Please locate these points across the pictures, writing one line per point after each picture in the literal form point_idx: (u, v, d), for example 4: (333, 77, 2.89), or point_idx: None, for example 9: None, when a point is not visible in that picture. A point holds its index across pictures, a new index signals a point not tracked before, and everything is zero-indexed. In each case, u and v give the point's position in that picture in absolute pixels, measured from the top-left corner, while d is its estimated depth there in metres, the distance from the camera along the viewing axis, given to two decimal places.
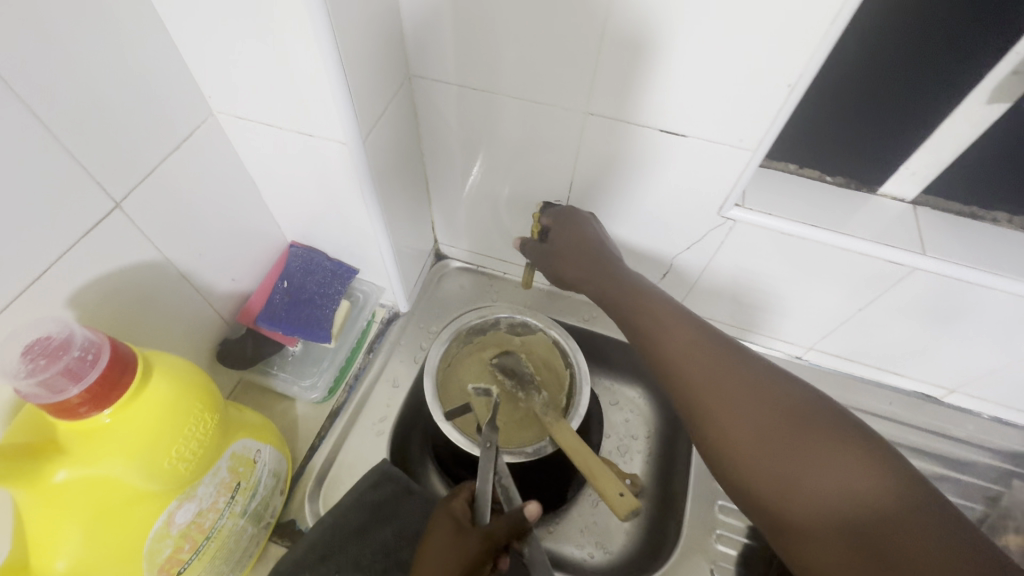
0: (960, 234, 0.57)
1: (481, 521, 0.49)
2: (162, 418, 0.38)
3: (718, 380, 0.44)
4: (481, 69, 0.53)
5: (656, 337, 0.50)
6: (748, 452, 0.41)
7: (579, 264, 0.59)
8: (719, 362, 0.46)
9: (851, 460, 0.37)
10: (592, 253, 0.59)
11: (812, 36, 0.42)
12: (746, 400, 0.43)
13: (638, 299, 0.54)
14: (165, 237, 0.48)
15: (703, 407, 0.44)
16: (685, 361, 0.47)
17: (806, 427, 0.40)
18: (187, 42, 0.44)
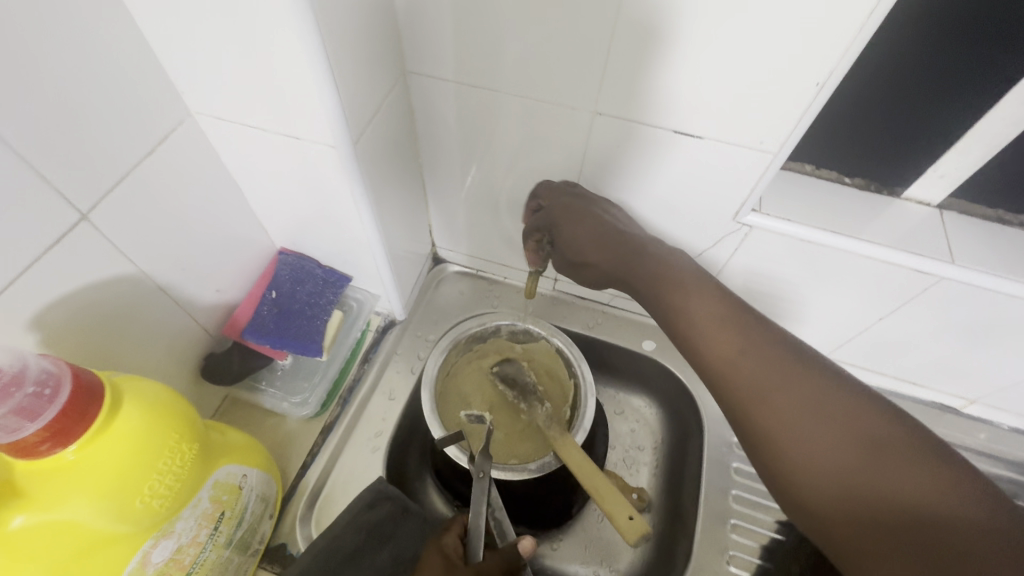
0: (991, 241, 0.54)
1: (473, 560, 0.47)
2: (133, 455, 0.34)
3: (770, 376, 0.41)
4: (482, 65, 0.49)
5: (696, 328, 0.46)
6: (808, 453, 0.38)
7: (590, 245, 0.52)
8: (771, 355, 0.42)
9: (908, 464, 0.35)
10: (605, 235, 0.52)
11: (846, 31, 0.38)
12: (803, 398, 0.39)
13: (667, 285, 0.49)
14: (140, 249, 0.44)
15: (755, 403, 0.41)
16: (720, 353, 0.44)
17: (868, 426, 0.37)
18: (160, 37, 0.40)
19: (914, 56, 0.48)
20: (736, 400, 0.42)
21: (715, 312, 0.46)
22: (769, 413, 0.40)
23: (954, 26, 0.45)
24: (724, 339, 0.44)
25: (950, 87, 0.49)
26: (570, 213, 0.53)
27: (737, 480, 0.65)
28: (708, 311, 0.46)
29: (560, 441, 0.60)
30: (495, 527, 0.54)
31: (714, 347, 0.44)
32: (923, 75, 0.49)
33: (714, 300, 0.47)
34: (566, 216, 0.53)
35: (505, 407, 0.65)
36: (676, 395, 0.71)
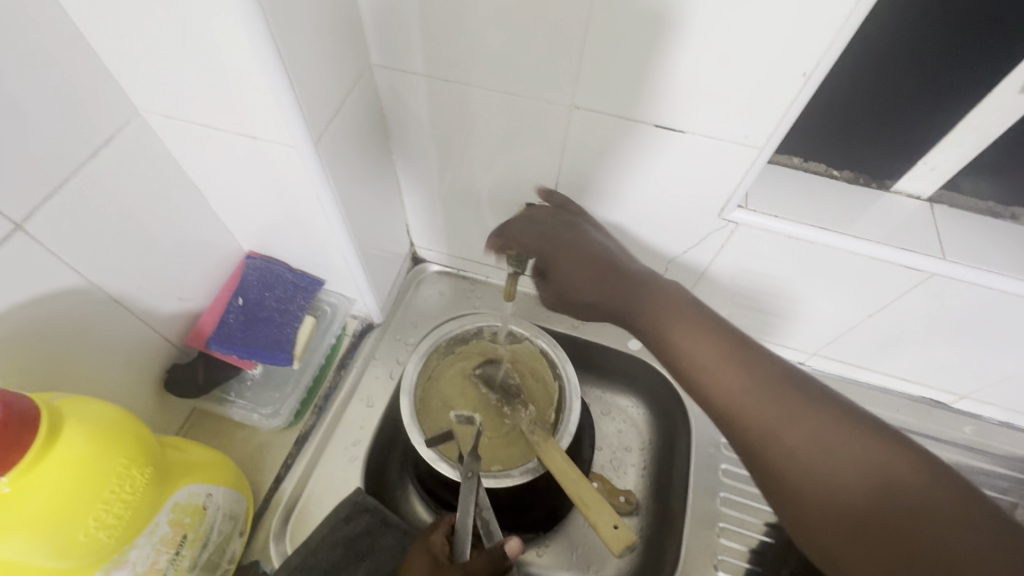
0: (980, 235, 0.52)
1: (460, 560, 0.47)
2: (74, 485, 0.32)
3: (782, 417, 0.39)
4: (452, 57, 0.46)
5: (698, 369, 0.44)
6: (821, 495, 0.36)
7: (578, 273, 0.50)
8: (780, 395, 0.40)
9: (905, 469, 0.35)
10: (601, 265, 0.50)
11: (832, 19, 0.36)
12: (799, 418, 0.39)
13: (666, 321, 0.47)
14: (87, 259, 0.42)
15: (761, 444, 0.39)
16: (718, 375, 0.43)
17: (879, 461, 0.36)
18: (96, 30, 0.36)
19: (905, 46, 0.46)
20: (747, 444, 0.40)
21: (717, 352, 0.43)
22: (780, 453, 0.38)
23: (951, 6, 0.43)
24: (733, 381, 0.42)
25: (947, 71, 0.46)
26: (557, 237, 0.52)
27: (726, 482, 0.64)
28: (709, 354, 0.44)
29: (544, 447, 0.57)
30: (483, 527, 0.52)
31: (720, 389, 0.42)
32: (917, 59, 0.46)
33: (714, 338, 0.44)
34: (551, 245, 0.52)
35: (492, 411, 0.62)
36: (663, 394, 0.70)
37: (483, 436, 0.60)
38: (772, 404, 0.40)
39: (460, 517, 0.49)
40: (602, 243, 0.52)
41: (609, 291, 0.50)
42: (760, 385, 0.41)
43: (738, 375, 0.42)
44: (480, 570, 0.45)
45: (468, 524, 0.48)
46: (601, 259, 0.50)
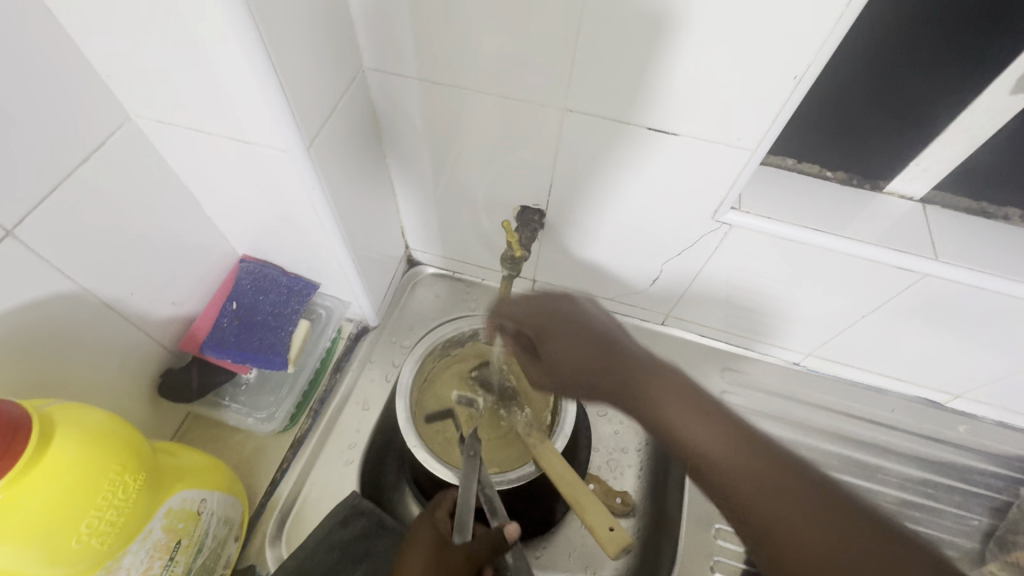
0: (972, 235, 0.52)
1: (461, 537, 0.49)
2: (66, 493, 0.32)
3: (767, 489, 0.34)
4: (444, 61, 0.46)
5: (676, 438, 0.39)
6: None
7: (575, 346, 0.46)
8: (754, 462, 0.35)
9: None
10: (599, 338, 0.46)
11: (822, 22, 0.36)
12: (809, 518, 0.32)
13: (666, 397, 0.40)
14: (79, 264, 0.41)
15: (761, 545, 0.33)
16: (720, 462, 0.36)
17: None
18: (87, 36, 0.36)
19: (896, 49, 0.46)
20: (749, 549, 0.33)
21: (693, 419, 0.39)
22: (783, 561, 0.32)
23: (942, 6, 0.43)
24: (714, 450, 0.37)
25: (939, 73, 0.46)
26: (542, 314, 0.49)
27: None
28: (690, 422, 0.39)
29: (540, 448, 0.58)
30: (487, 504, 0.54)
31: (696, 458, 0.37)
32: (912, 59, 0.46)
33: (721, 421, 0.38)
34: (552, 320, 0.48)
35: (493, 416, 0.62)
36: None
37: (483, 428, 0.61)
38: (752, 471, 0.35)
39: (463, 496, 0.52)
40: (601, 319, 0.48)
41: (602, 366, 0.45)
42: (741, 454, 0.36)
43: (712, 436, 0.37)
44: (483, 551, 0.49)
45: (471, 502, 0.51)
46: (586, 334, 0.47)
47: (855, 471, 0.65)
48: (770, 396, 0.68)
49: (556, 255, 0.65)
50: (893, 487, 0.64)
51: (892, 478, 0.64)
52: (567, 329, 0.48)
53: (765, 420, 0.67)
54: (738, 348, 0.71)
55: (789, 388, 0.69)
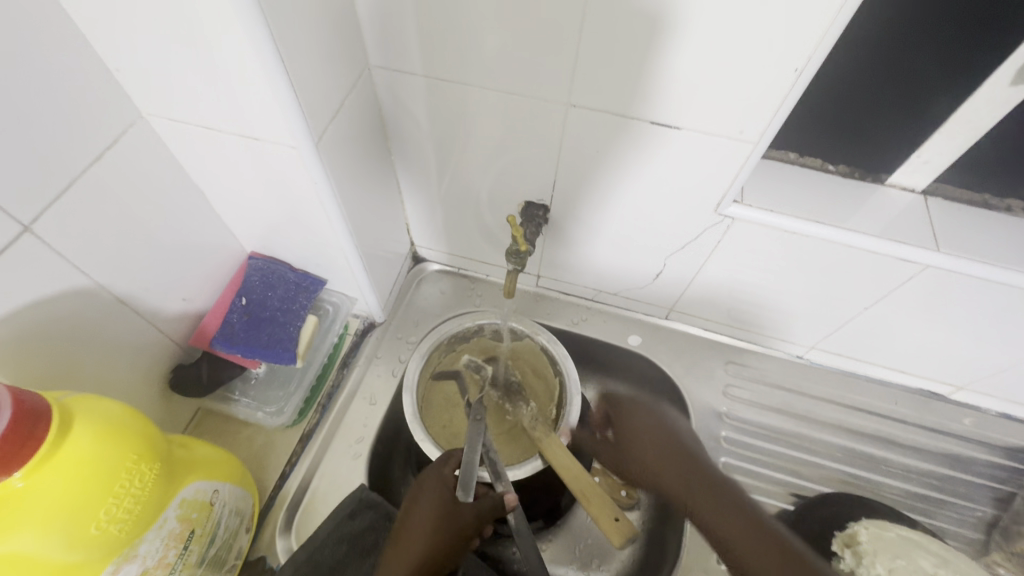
0: (974, 226, 0.53)
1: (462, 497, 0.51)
2: (83, 479, 0.33)
3: None
4: (450, 60, 0.47)
5: (724, 534, 0.49)
6: None
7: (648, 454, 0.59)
8: (776, 557, 0.45)
9: None
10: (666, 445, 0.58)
11: (822, 15, 0.36)
12: None
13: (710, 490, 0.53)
14: (93, 260, 0.42)
15: None
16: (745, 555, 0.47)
17: None
18: (101, 36, 0.37)
19: (896, 42, 0.46)
20: None
21: (735, 521, 0.49)
22: None
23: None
24: (738, 536, 0.48)
25: (945, 65, 0.46)
26: (637, 416, 0.62)
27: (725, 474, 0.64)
28: (729, 519, 0.50)
29: (546, 441, 0.58)
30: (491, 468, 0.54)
31: (736, 547, 0.48)
32: (917, 53, 0.46)
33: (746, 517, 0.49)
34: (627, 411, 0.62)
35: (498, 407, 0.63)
36: (663, 388, 0.70)
37: (489, 399, 0.63)
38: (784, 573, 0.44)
39: (467, 462, 0.52)
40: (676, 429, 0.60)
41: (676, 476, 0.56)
42: (772, 558, 0.45)
43: (740, 524, 0.49)
44: (484, 509, 0.52)
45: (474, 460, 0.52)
46: (672, 455, 0.58)
47: (859, 463, 0.65)
48: (774, 389, 0.69)
49: (559, 250, 0.66)
50: (897, 478, 0.64)
51: (896, 469, 0.65)
52: (654, 448, 0.59)
53: (769, 413, 0.67)
54: (741, 342, 0.71)
55: (793, 381, 0.69)
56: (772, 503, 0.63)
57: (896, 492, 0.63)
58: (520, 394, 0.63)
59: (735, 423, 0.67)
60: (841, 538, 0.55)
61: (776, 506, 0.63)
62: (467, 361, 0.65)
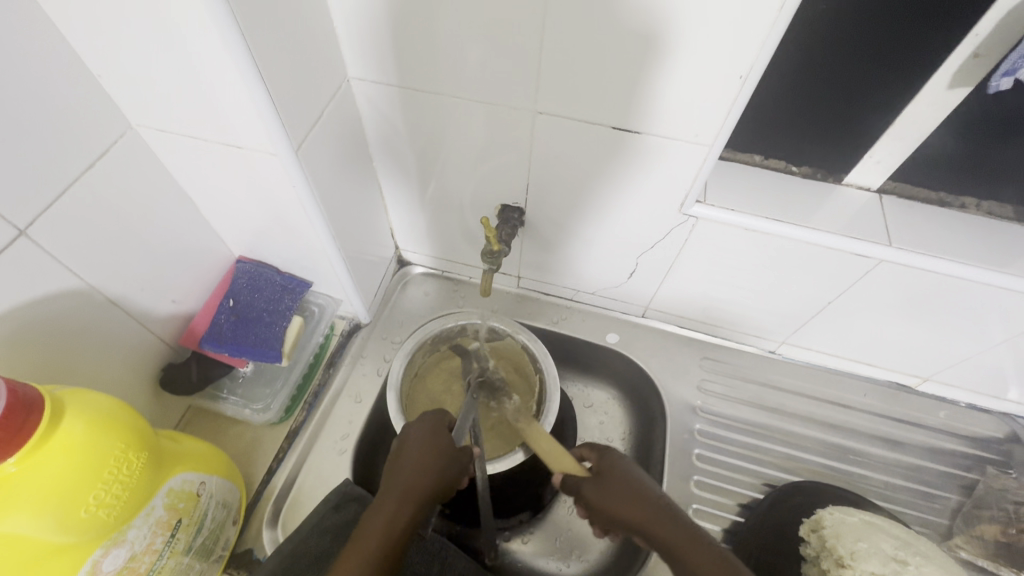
0: (926, 222, 0.55)
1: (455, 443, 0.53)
2: (76, 466, 0.35)
3: None
4: (424, 71, 0.50)
5: None
6: None
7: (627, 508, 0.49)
8: None
9: None
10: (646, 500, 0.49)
11: (761, 25, 0.39)
12: None
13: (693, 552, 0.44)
14: (85, 262, 0.45)
15: None
16: None
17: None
18: (91, 52, 0.40)
19: (841, 53, 0.48)
20: None
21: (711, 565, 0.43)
22: None
23: (906, 6, 0.44)
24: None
25: (899, 71, 0.48)
26: (615, 460, 0.53)
27: (699, 466, 0.66)
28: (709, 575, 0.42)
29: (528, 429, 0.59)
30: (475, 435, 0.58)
31: None
32: (871, 59, 0.48)
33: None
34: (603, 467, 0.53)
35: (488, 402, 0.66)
36: (641, 384, 0.72)
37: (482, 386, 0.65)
38: None
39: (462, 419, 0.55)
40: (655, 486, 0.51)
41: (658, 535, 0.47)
42: None
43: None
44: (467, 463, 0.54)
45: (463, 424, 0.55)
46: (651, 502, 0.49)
47: (829, 453, 0.67)
48: (747, 383, 0.71)
49: (537, 252, 0.68)
50: (865, 467, 0.66)
51: (863, 459, 0.67)
52: (631, 494, 0.50)
53: (742, 406, 0.70)
54: (715, 338, 0.74)
55: (765, 376, 0.72)
56: (745, 493, 0.65)
57: (863, 480, 0.66)
58: (503, 390, 0.65)
59: (708, 416, 0.69)
60: (809, 523, 0.57)
61: (749, 496, 0.65)
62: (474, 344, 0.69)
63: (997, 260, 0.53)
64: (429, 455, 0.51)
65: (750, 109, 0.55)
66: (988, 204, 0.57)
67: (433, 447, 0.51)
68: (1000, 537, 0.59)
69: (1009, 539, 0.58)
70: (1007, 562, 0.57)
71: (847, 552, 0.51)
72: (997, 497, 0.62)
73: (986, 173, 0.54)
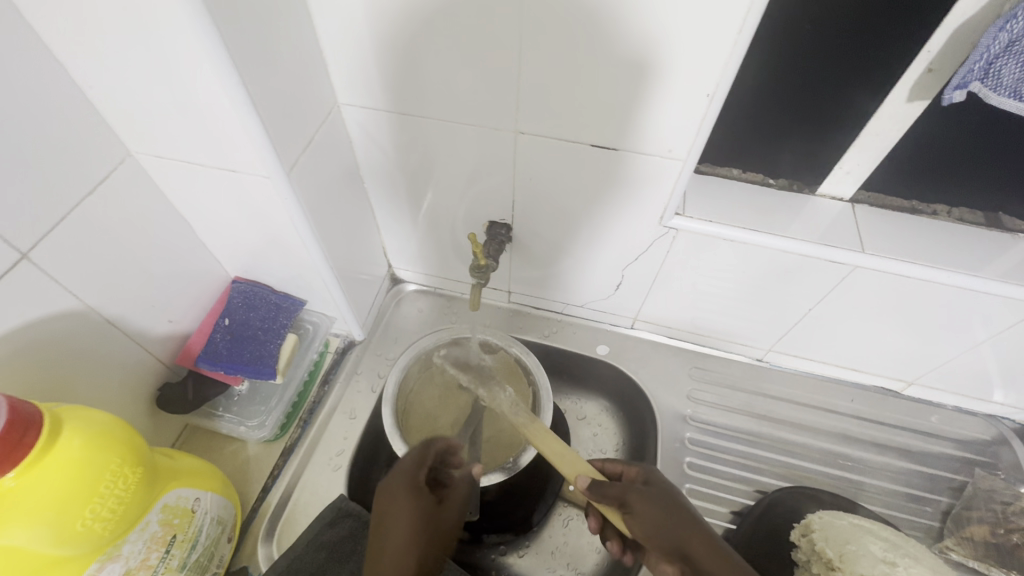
0: (900, 229, 0.57)
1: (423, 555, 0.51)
2: (71, 482, 0.36)
3: None
4: (408, 94, 0.53)
5: None
6: None
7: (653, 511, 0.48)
8: None
9: None
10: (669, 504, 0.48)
11: (724, 45, 0.42)
12: None
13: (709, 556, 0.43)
14: (85, 283, 0.46)
15: None
16: None
17: None
18: (94, 84, 0.42)
19: (808, 68, 0.51)
20: None
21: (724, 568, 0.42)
22: None
23: (863, 25, 0.47)
24: None
25: (861, 85, 0.50)
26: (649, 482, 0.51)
27: (691, 474, 0.67)
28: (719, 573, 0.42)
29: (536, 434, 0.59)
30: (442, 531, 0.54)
31: None
32: (833, 76, 0.51)
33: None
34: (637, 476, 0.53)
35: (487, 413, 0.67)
36: (632, 395, 0.73)
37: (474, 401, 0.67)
38: None
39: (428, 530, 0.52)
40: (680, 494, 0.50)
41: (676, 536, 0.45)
42: None
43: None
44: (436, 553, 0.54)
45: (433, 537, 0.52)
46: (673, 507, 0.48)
47: (820, 458, 0.68)
48: (736, 391, 0.72)
49: (525, 267, 0.70)
50: (856, 472, 0.67)
51: (853, 463, 0.68)
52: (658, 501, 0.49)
53: (732, 414, 0.71)
54: (704, 347, 0.75)
55: (755, 384, 0.73)
56: (737, 500, 0.65)
57: (854, 485, 0.66)
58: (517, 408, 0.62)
59: (699, 424, 0.70)
60: (798, 528, 0.58)
61: (741, 503, 0.65)
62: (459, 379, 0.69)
63: (969, 264, 0.55)
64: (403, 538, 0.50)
65: (725, 125, 0.57)
66: (957, 211, 0.59)
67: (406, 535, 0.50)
68: (990, 538, 0.60)
69: (998, 539, 0.60)
70: (997, 562, 0.59)
71: (836, 555, 0.52)
72: (986, 498, 0.63)
73: (952, 180, 0.57)
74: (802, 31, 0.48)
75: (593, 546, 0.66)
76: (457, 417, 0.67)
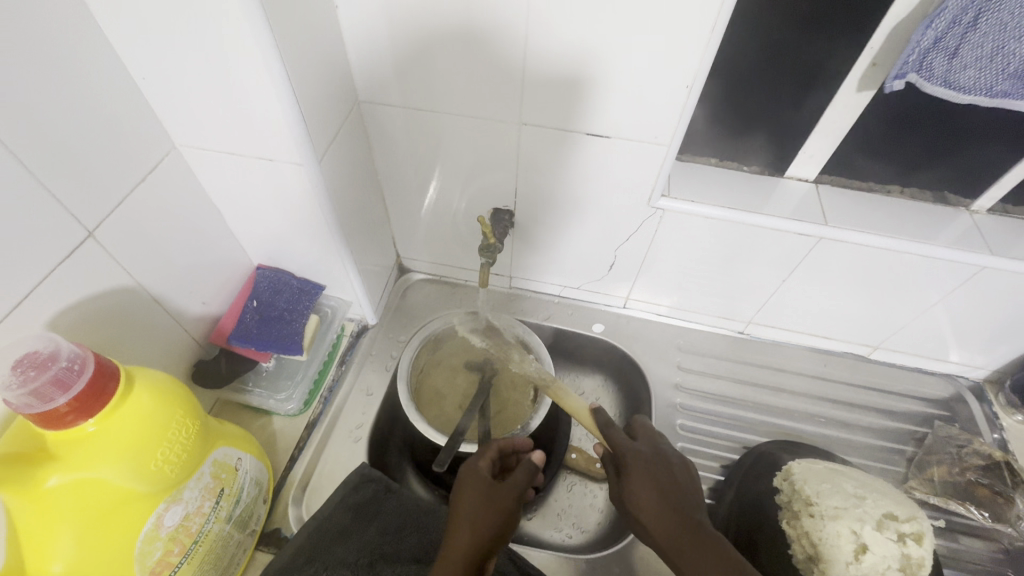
0: (858, 205, 0.65)
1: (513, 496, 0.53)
2: (145, 426, 0.41)
3: None
4: (422, 92, 0.59)
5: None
6: None
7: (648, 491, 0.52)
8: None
9: None
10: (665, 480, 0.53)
11: (699, 42, 0.49)
12: None
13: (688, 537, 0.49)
14: (136, 262, 0.51)
15: None
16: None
17: None
18: (148, 81, 0.48)
19: (772, 64, 0.58)
20: None
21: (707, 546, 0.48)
22: None
23: (815, 27, 0.54)
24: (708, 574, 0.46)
25: (818, 78, 0.58)
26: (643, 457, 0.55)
27: (683, 434, 0.73)
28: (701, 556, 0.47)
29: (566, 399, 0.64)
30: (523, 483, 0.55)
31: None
32: (794, 70, 0.58)
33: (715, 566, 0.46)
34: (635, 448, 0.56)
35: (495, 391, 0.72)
36: (627, 368, 0.80)
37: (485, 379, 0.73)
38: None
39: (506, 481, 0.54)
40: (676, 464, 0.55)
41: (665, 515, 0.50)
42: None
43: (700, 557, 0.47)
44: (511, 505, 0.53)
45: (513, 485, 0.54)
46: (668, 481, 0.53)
47: (799, 417, 0.75)
48: (721, 361, 0.79)
49: (525, 252, 0.76)
50: (831, 428, 0.74)
51: (829, 421, 0.75)
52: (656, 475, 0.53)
53: (718, 381, 0.77)
54: (691, 323, 0.82)
55: (738, 354, 0.80)
56: (726, 456, 0.72)
57: (830, 439, 0.73)
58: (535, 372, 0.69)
59: (689, 391, 0.76)
60: (781, 474, 0.63)
61: (729, 458, 0.72)
62: (469, 364, 0.75)
63: (917, 233, 0.63)
64: (487, 520, 0.50)
65: (702, 117, 0.65)
66: (908, 189, 0.67)
67: (491, 513, 0.51)
68: (948, 477, 0.67)
69: (956, 478, 0.67)
70: (954, 497, 0.66)
71: (813, 491, 0.58)
72: (944, 444, 0.70)
73: (901, 162, 0.65)
74: (765, 32, 0.56)
75: (595, 506, 0.72)
76: (466, 395, 0.72)
